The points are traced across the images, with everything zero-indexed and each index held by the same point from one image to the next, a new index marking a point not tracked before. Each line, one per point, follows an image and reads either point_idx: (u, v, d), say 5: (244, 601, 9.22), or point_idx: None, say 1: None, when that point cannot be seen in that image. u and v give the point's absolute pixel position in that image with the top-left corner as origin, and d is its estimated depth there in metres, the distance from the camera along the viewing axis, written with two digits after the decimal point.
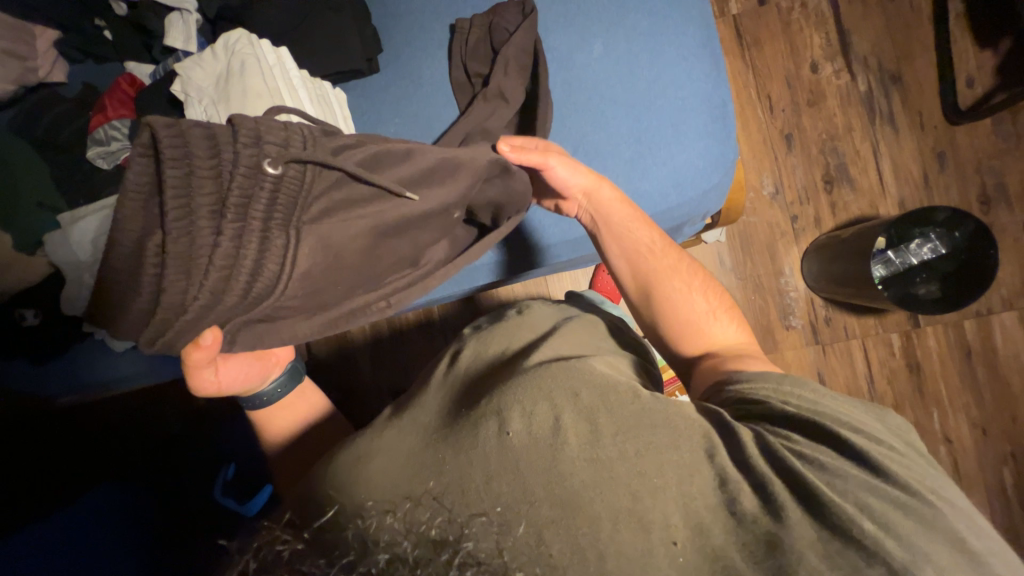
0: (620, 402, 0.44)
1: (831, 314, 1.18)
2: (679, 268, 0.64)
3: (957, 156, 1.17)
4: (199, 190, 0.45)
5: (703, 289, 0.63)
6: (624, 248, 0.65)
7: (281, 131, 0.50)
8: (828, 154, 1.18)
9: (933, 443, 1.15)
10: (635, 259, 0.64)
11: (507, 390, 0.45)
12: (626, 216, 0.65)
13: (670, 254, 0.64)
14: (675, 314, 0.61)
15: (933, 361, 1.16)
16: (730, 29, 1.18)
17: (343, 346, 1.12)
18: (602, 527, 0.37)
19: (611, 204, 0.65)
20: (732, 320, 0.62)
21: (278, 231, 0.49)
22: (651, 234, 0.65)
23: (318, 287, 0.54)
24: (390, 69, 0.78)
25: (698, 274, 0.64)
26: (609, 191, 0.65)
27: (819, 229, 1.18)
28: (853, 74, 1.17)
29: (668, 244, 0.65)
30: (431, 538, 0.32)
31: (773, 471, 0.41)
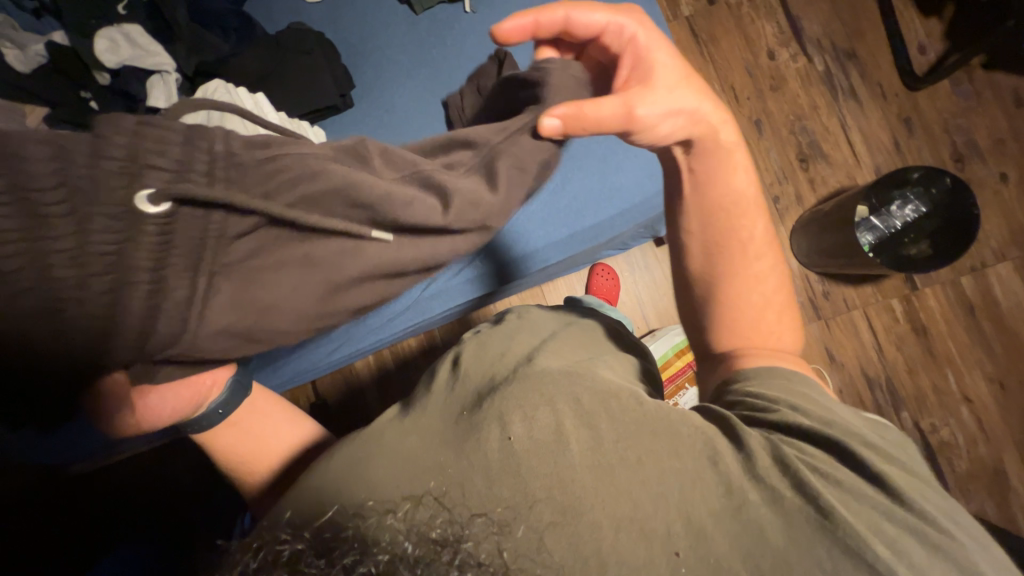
0: (621, 407, 0.43)
1: (828, 287, 1.18)
2: (766, 269, 0.58)
3: (924, 119, 1.20)
4: (48, 232, 0.39)
5: (782, 301, 0.57)
6: (731, 214, 0.59)
7: (174, 148, 0.42)
8: (798, 133, 1.21)
9: (953, 404, 1.13)
10: (732, 234, 0.58)
11: (504, 394, 0.44)
12: (747, 190, 0.60)
13: (769, 251, 0.59)
14: (742, 304, 0.56)
15: (938, 321, 1.16)
16: (685, 30, 1.23)
17: (349, 380, 1.12)
18: (603, 534, 0.37)
19: (739, 165, 0.60)
20: (793, 339, 0.56)
21: (178, 277, 0.42)
22: (754, 224, 0.59)
23: (246, 344, 0.49)
24: (364, 102, 0.82)
25: (785, 285, 0.59)
26: (732, 152, 0.60)
27: (801, 206, 1.20)
28: (809, 56, 1.22)
29: (772, 245, 0.59)
30: (430, 538, 0.32)
31: (786, 484, 0.40)
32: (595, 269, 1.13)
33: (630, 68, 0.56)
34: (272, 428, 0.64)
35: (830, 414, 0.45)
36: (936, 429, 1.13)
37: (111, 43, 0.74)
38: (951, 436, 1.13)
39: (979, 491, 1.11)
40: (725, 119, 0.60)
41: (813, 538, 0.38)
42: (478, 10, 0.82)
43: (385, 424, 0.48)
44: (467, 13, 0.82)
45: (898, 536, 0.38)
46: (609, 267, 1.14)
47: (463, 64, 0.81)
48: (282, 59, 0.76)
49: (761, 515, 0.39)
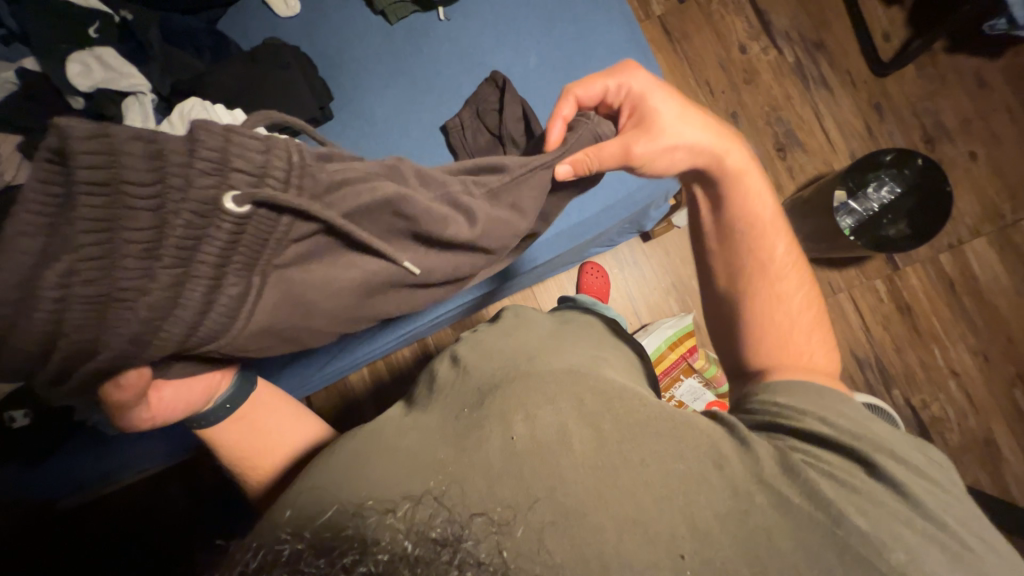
0: (626, 407, 0.44)
1: (813, 272, 1.20)
2: (793, 288, 0.59)
3: (893, 104, 1.23)
4: (128, 223, 0.34)
5: (815, 322, 0.57)
6: (746, 236, 0.61)
7: (258, 154, 0.37)
8: (774, 123, 1.24)
9: (941, 379, 1.16)
10: (753, 253, 0.60)
11: (510, 396, 0.45)
12: (768, 214, 0.62)
13: (793, 271, 0.60)
14: (770, 322, 0.57)
15: (921, 299, 1.18)
16: (657, 29, 1.25)
17: (345, 394, 1.11)
18: (607, 536, 0.37)
19: (755, 190, 0.62)
20: (829, 356, 0.55)
21: (235, 276, 0.40)
22: (779, 246, 0.61)
23: (271, 341, 0.48)
24: (344, 114, 0.82)
25: (814, 303, 0.59)
26: (744, 175, 0.62)
27: (782, 195, 1.22)
28: (779, 48, 1.25)
29: (796, 265, 0.60)
30: (430, 538, 0.31)
31: (796, 492, 0.40)
32: (585, 267, 1.13)
33: (632, 115, 0.61)
34: (273, 420, 0.61)
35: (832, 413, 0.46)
36: (927, 405, 1.16)
37: (83, 68, 0.73)
38: (941, 411, 1.15)
39: (972, 464, 1.13)
40: (733, 146, 0.63)
41: (809, 524, 0.38)
42: (453, 18, 0.83)
43: (386, 423, 0.48)
44: (442, 21, 0.83)
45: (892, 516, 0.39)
46: (598, 265, 1.15)
47: (440, 70, 0.82)
48: (258, 74, 0.76)
49: (763, 512, 0.39)
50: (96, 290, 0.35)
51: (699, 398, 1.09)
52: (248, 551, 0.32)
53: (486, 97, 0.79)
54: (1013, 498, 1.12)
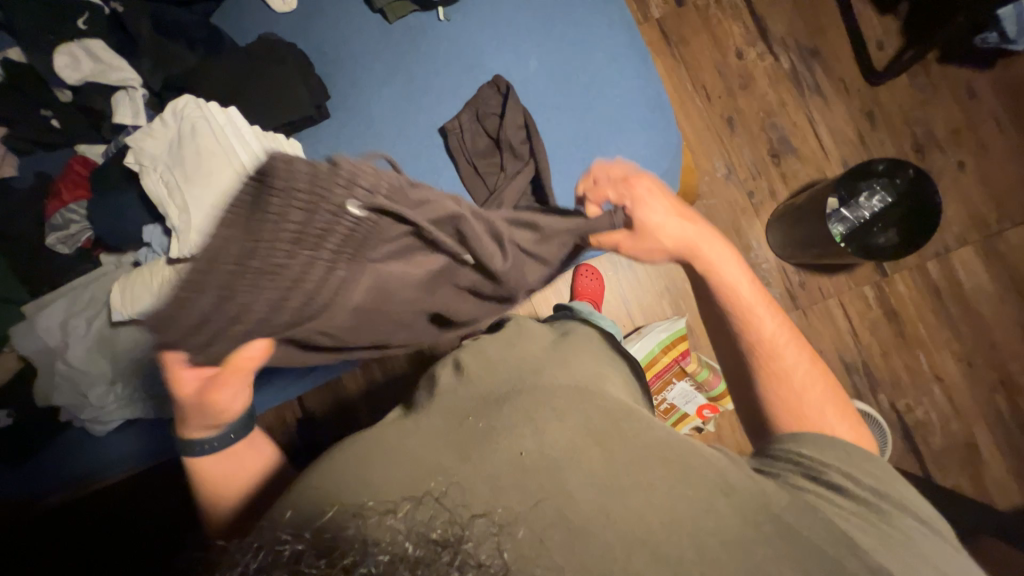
0: (630, 427, 0.45)
1: (804, 278, 1.22)
2: (795, 362, 0.57)
3: (885, 112, 1.25)
4: (286, 217, 0.48)
5: (828, 395, 0.56)
6: (743, 318, 0.59)
7: (371, 176, 0.52)
8: (769, 129, 1.25)
9: (925, 384, 1.18)
10: (754, 337, 0.59)
11: (517, 411, 0.45)
12: (754, 297, 0.60)
13: (791, 344, 0.58)
14: (780, 397, 0.56)
15: (908, 305, 1.21)
16: (655, 32, 1.26)
17: (337, 394, 1.10)
18: (615, 554, 0.37)
19: (734, 272, 0.61)
20: (852, 429, 0.53)
21: (344, 264, 0.53)
22: (776, 323, 0.59)
23: (361, 322, 0.59)
24: (340, 113, 0.81)
25: (819, 375, 0.57)
26: (725, 253, 0.61)
27: (775, 200, 1.24)
28: (775, 54, 1.26)
29: (794, 337, 0.59)
30: (431, 539, 0.32)
31: (799, 522, 0.41)
32: (579, 270, 1.14)
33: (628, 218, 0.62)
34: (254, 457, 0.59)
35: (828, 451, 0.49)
36: (912, 409, 1.18)
37: (71, 59, 0.71)
38: (925, 415, 1.18)
39: (954, 467, 1.16)
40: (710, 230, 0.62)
41: (802, 542, 0.39)
42: (453, 19, 0.82)
43: (388, 427, 0.48)
44: (442, 22, 0.82)
45: (880, 541, 0.41)
46: (593, 268, 1.16)
47: (438, 71, 0.81)
48: (253, 71, 0.75)
49: (768, 540, 0.39)
50: (256, 263, 0.49)
51: (691, 401, 1.11)
52: (246, 552, 0.32)
53: (486, 101, 0.79)
54: (993, 501, 1.15)
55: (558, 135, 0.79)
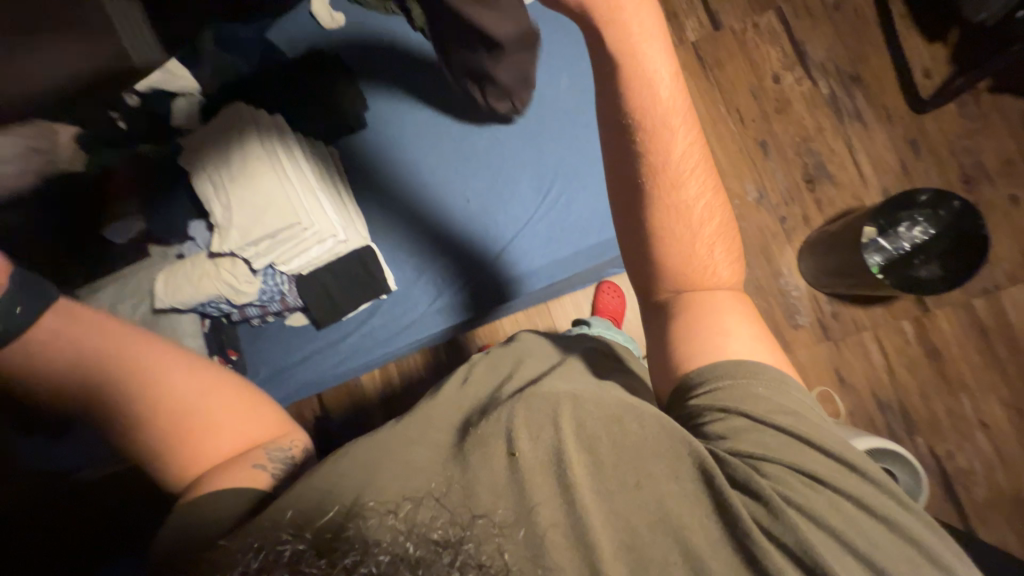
0: (626, 432, 0.44)
1: (837, 308, 1.17)
2: (697, 193, 0.57)
3: (931, 141, 1.20)
4: None
5: (717, 233, 0.58)
6: (654, 132, 0.54)
7: None
8: (804, 154, 1.22)
9: (969, 429, 1.11)
10: (663, 158, 0.55)
11: (509, 410, 0.46)
12: (673, 102, 0.54)
13: (696, 167, 0.57)
14: (675, 228, 0.56)
15: (951, 343, 1.14)
16: (690, 54, 1.26)
17: (355, 394, 1.12)
18: (604, 553, 0.39)
19: (656, 59, 0.53)
20: (733, 268, 0.58)
21: None
22: (688, 144, 0.56)
23: None
24: (381, 124, 0.90)
25: (716, 211, 0.59)
26: (656, 47, 0.53)
27: (808, 226, 1.20)
28: (813, 80, 1.24)
29: (699, 162, 0.58)
30: (431, 540, 0.34)
31: (777, 524, 0.40)
32: (602, 287, 1.14)
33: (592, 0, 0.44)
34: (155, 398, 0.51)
35: (760, 409, 0.46)
36: (952, 455, 1.10)
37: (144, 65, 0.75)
38: (968, 463, 1.10)
39: (1001, 523, 1.07)
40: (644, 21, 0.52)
41: (789, 559, 0.39)
42: None
43: (388, 430, 0.49)
44: None
45: (848, 542, 0.40)
46: (616, 285, 1.15)
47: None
48: (320, 88, 0.83)
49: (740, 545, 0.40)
50: None
51: None
52: (248, 553, 0.34)
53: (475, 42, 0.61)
54: None
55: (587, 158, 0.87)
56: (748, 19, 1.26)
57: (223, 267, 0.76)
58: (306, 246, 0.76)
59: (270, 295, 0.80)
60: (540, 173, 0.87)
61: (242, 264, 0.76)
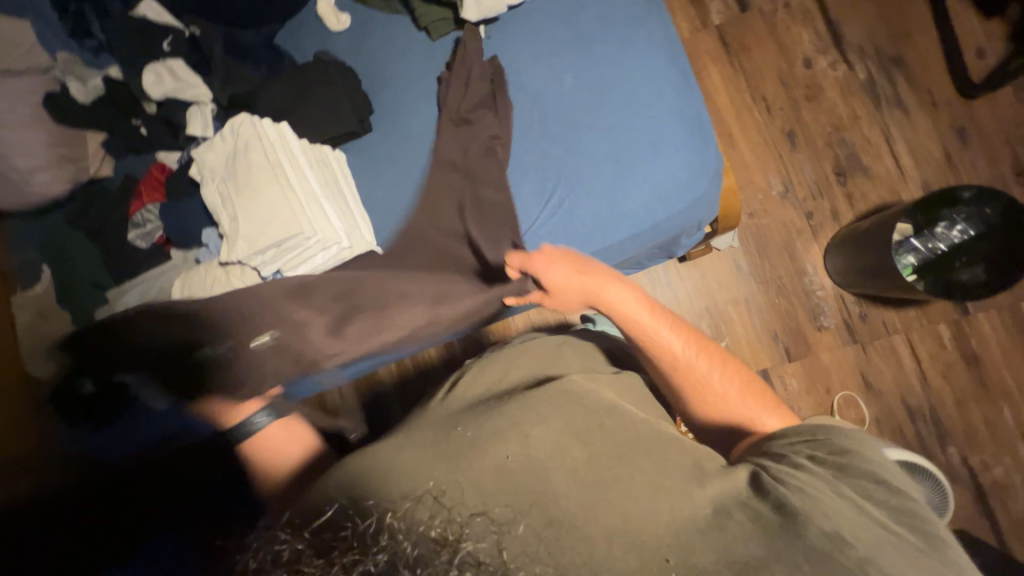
0: (613, 426, 0.49)
1: (865, 309, 1.11)
2: (709, 371, 0.60)
3: (981, 129, 1.10)
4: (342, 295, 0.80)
5: (752, 393, 0.60)
6: (653, 349, 0.62)
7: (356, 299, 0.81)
8: (836, 145, 1.15)
9: (1008, 441, 1.04)
10: (671, 365, 0.61)
11: (502, 409, 0.51)
12: (658, 324, 0.62)
13: (701, 356, 0.61)
14: (708, 405, 0.60)
15: (993, 349, 1.07)
16: (714, 39, 1.19)
17: (370, 387, 1.16)
18: (596, 545, 0.41)
19: (633, 306, 0.64)
20: (779, 416, 0.58)
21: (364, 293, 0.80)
22: (685, 340, 0.62)
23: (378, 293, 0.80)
24: (381, 126, 0.85)
25: (739, 374, 0.61)
26: (624, 294, 0.65)
27: (837, 222, 1.14)
28: (850, 63, 1.15)
29: (702, 347, 0.62)
30: (430, 538, 0.34)
31: (767, 506, 0.43)
32: None
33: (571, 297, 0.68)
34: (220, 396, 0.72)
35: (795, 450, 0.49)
36: (988, 468, 1.04)
37: (157, 77, 0.81)
38: (1006, 476, 1.03)
39: None
40: (608, 281, 0.66)
41: (795, 551, 0.39)
42: (492, 36, 0.83)
43: (386, 439, 0.50)
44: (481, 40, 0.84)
45: (854, 521, 0.41)
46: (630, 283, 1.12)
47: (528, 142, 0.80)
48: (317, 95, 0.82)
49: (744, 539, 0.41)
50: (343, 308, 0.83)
51: None
52: (248, 551, 0.34)
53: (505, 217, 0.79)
54: None
55: (589, 157, 0.78)
56: None
57: (234, 274, 0.79)
58: (310, 254, 0.77)
59: None
60: (544, 179, 0.79)
61: (250, 271, 0.79)
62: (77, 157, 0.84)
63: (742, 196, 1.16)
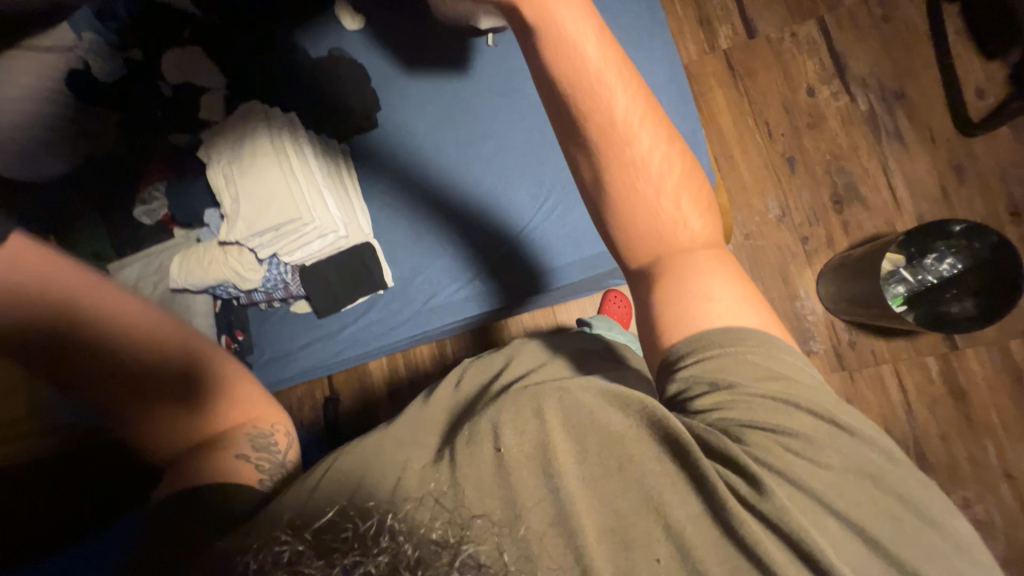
0: (606, 420, 0.46)
1: (855, 337, 1.11)
2: (648, 151, 0.56)
3: (978, 167, 1.12)
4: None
5: (683, 187, 0.58)
6: (589, 101, 0.53)
7: None
8: (834, 173, 1.16)
9: (991, 478, 1.04)
10: (607, 128, 0.54)
11: (494, 406, 0.49)
12: (599, 59, 0.54)
13: (645, 128, 0.56)
14: (638, 197, 0.56)
15: (980, 384, 1.07)
16: (721, 62, 1.21)
17: (361, 378, 1.17)
18: (588, 541, 0.42)
19: (580, 35, 0.53)
20: (704, 218, 0.58)
21: None
22: (628, 102, 0.55)
23: None
24: (387, 123, 0.92)
25: (675, 162, 0.58)
26: (570, 14, 0.53)
27: (832, 249, 1.15)
28: (852, 95, 1.17)
29: (649, 117, 0.57)
30: (431, 541, 0.37)
31: (758, 498, 0.42)
32: (609, 295, 1.12)
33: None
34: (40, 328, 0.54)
35: (743, 376, 0.47)
36: (970, 505, 1.03)
37: (177, 63, 0.87)
38: (987, 514, 1.03)
39: None
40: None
41: (788, 561, 0.40)
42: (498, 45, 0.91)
43: (377, 436, 0.50)
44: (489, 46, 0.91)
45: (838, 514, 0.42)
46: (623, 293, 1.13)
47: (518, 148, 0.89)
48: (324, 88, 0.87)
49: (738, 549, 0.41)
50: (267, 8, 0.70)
51: None
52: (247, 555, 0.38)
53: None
54: None
55: None
56: (787, 28, 1.20)
57: (231, 254, 0.82)
58: (307, 240, 0.81)
59: (274, 284, 0.85)
60: (541, 182, 0.88)
61: (249, 254, 0.82)
62: (95, 134, 0.87)
63: (739, 217, 1.18)
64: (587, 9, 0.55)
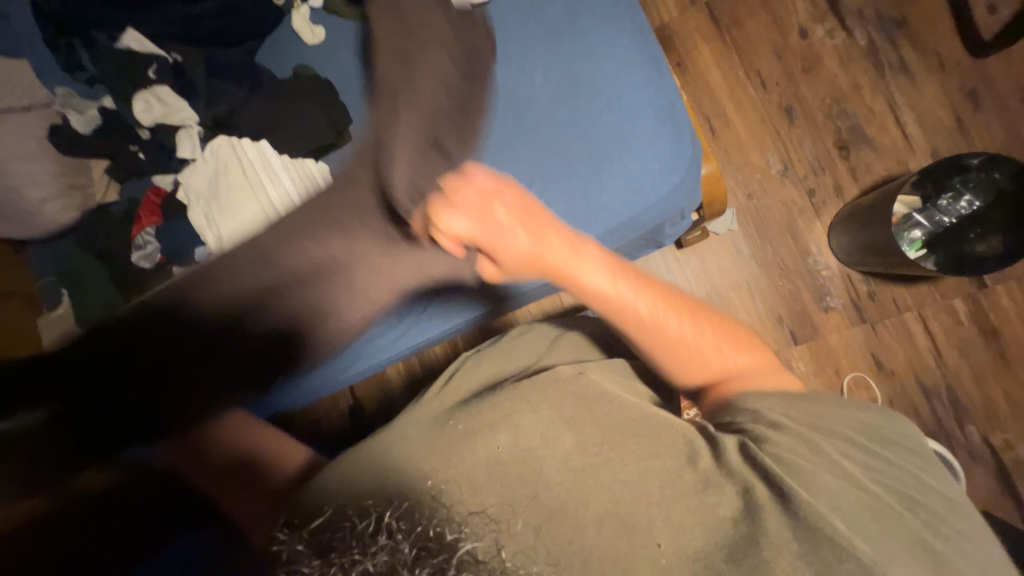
0: (603, 411, 0.49)
1: (875, 288, 1.07)
2: (679, 330, 0.56)
3: (994, 90, 1.04)
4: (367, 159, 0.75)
5: (721, 335, 0.57)
6: (611, 315, 0.56)
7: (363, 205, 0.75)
8: (837, 117, 1.10)
9: None
10: (635, 335, 0.57)
11: (491, 407, 0.50)
12: (619, 288, 0.56)
13: (671, 313, 0.56)
14: (678, 361, 0.57)
15: (1012, 321, 1.02)
16: (704, 16, 1.14)
17: (379, 386, 1.19)
18: (588, 532, 0.42)
19: (591, 271, 0.56)
20: (750, 354, 0.56)
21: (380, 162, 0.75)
22: (651, 303, 0.56)
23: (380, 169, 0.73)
24: None
25: (710, 323, 0.57)
26: (578, 254, 0.56)
27: (842, 198, 1.09)
28: (849, 30, 1.10)
29: (670, 302, 0.57)
30: (426, 538, 0.35)
31: (763, 484, 0.45)
32: None
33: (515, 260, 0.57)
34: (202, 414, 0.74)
35: (776, 407, 0.50)
36: (1012, 446, 1.00)
37: (146, 104, 0.85)
38: None
39: None
40: (558, 238, 0.56)
41: (787, 537, 0.42)
42: None
43: (376, 437, 0.50)
44: None
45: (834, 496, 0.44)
46: None
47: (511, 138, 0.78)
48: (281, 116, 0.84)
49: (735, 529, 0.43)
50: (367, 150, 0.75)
51: None
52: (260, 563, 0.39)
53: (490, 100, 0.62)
54: None
55: (558, 153, 0.77)
56: None
57: None
58: None
59: None
60: None
61: None
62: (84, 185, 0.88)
63: (740, 177, 1.12)
64: (600, 251, 0.57)
